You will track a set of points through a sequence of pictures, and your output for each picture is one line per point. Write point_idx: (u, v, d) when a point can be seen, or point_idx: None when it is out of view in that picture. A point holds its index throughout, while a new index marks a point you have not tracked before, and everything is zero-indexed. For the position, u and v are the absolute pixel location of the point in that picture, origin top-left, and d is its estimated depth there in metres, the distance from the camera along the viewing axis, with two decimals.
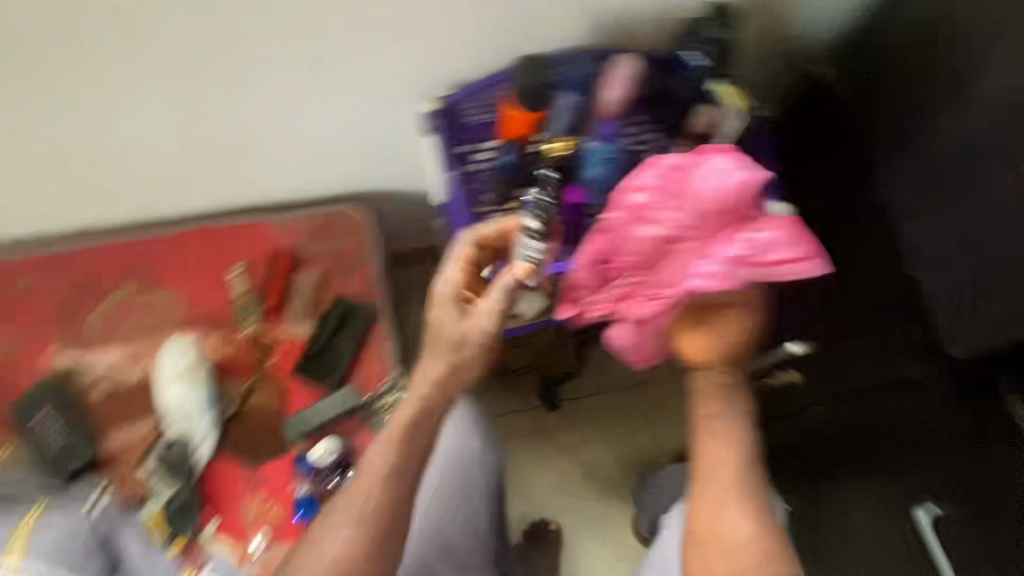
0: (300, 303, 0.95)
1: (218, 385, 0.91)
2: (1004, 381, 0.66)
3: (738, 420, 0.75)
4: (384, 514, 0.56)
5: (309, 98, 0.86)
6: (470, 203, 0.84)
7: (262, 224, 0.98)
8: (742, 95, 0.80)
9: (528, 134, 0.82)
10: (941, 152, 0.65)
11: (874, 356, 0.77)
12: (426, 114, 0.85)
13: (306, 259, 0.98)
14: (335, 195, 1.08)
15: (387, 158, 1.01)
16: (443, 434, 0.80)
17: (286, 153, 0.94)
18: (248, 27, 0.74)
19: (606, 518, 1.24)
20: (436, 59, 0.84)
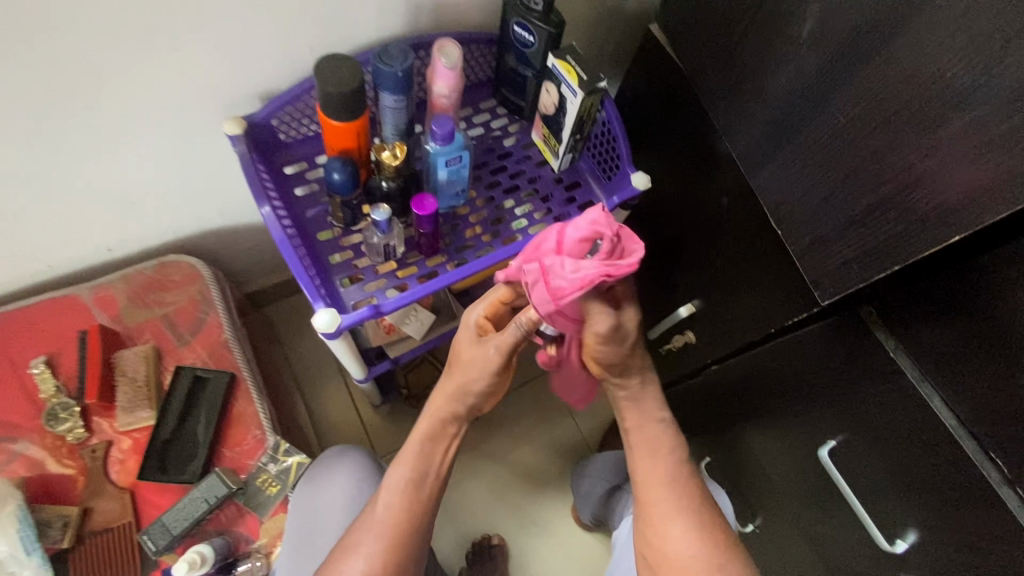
0: (133, 386, 0.80)
1: (38, 512, 0.73)
2: (871, 312, 0.64)
3: (654, 431, 0.66)
4: (408, 493, 0.62)
5: (77, 148, 0.71)
6: (313, 230, 0.77)
7: (67, 298, 0.83)
8: (578, 70, 0.71)
9: (355, 144, 0.69)
10: (776, 91, 0.59)
11: (756, 302, 0.78)
12: (229, 135, 0.69)
13: (134, 328, 0.84)
14: (162, 245, 0.93)
15: (212, 192, 0.87)
16: (334, 477, 0.75)
17: (76, 207, 0.78)
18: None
19: (546, 516, 1.20)
20: (234, 75, 0.71)
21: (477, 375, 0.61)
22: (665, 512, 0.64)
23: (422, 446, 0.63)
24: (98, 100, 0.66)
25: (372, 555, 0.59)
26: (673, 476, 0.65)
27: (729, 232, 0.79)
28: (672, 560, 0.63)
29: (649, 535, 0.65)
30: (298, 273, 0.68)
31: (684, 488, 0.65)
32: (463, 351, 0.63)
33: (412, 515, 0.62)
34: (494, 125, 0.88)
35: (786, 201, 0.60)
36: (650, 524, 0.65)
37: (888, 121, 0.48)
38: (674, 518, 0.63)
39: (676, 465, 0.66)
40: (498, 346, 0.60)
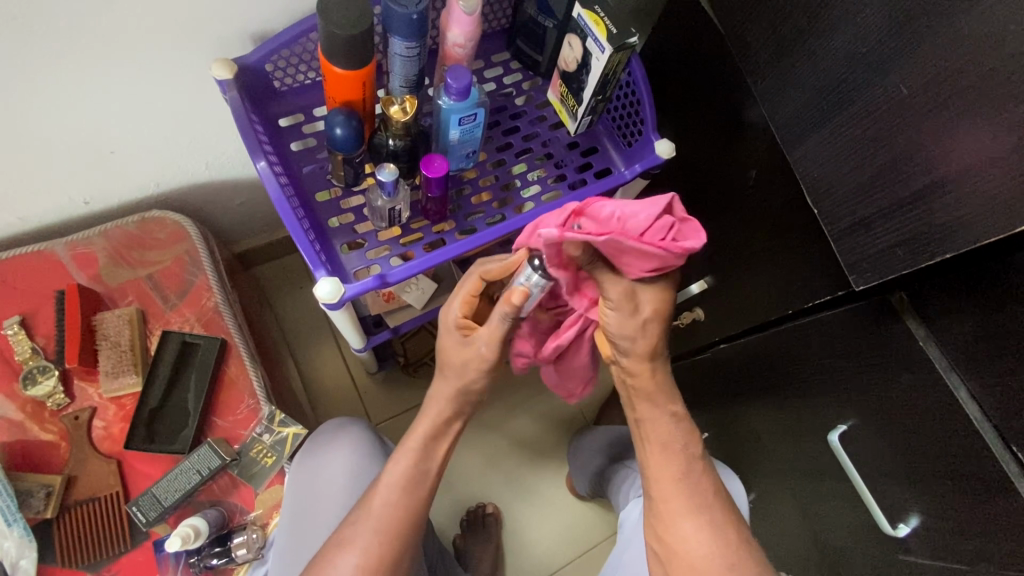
0: (116, 350, 0.75)
1: (19, 481, 0.69)
2: (904, 298, 0.61)
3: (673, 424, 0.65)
4: (406, 489, 0.61)
5: (46, 91, 0.63)
6: (311, 190, 0.71)
7: (41, 254, 0.77)
8: (607, 23, 0.65)
9: (360, 96, 0.63)
10: (829, 55, 0.54)
11: (776, 279, 0.75)
12: (218, 80, 0.62)
13: (116, 289, 0.79)
14: (146, 198, 0.86)
15: (198, 143, 0.80)
16: (336, 451, 0.72)
17: (48, 156, 0.71)
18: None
19: (542, 485, 1.20)
20: (223, 13, 0.63)
21: (473, 371, 0.61)
22: (687, 503, 0.64)
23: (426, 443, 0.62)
24: (69, 37, 0.58)
25: (369, 544, 0.59)
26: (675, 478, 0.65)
27: (753, 208, 0.75)
28: (693, 549, 0.62)
29: (662, 520, 0.64)
30: (298, 236, 0.62)
31: (701, 474, 0.64)
32: (453, 352, 0.62)
33: (407, 511, 0.61)
34: (507, 81, 0.82)
35: (826, 176, 0.56)
36: (662, 510, 0.64)
37: (957, 96, 0.44)
38: (694, 509, 0.63)
39: (699, 459, 0.65)
40: (487, 341, 0.60)
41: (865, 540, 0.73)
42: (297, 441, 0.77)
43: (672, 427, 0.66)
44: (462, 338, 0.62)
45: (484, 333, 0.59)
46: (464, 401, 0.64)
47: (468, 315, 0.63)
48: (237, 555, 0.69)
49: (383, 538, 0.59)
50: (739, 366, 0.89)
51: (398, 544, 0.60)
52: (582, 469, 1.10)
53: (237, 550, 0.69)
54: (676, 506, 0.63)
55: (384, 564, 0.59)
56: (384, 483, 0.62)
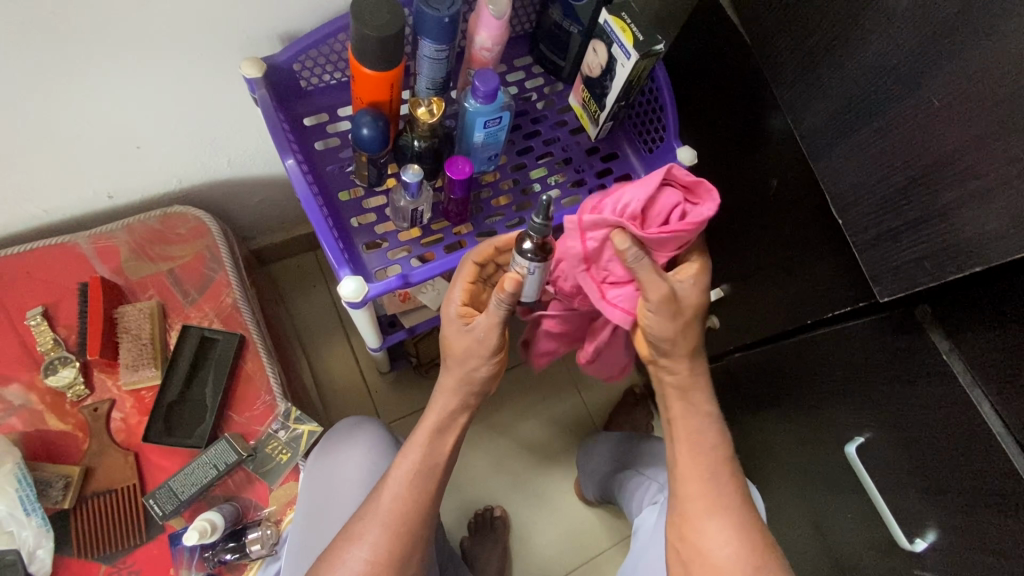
0: (137, 343, 0.75)
1: (38, 471, 0.69)
2: (927, 312, 0.60)
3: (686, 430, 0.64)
4: (416, 486, 0.61)
5: (78, 84, 0.64)
6: (334, 189, 0.72)
7: (64, 246, 0.78)
8: (634, 30, 0.65)
9: (386, 97, 0.63)
10: (859, 67, 0.54)
11: (795, 288, 0.75)
12: (248, 79, 0.63)
13: (138, 282, 0.79)
14: (168, 194, 0.87)
15: (222, 140, 0.81)
16: (349, 449, 0.72)
17: (77, 150, 0.72)
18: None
19: (551, 489, 1.20)
20: (254, 14, 0.64)
21: (473, 363, 0.61)
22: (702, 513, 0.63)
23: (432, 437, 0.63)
24: (103, 30, 0.59)
25: (378, 541, 0.59)
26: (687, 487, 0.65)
27: (774, 218, 0.75)
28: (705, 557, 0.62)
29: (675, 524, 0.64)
30: (322, 235, 0.63)
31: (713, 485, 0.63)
32: (455, 342, 0.62)
33: (415, 510, 0.61)
34: (529, 85, 0.82)
35: (853, 187, 0.56)
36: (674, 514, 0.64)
37: (989, 111, 0.44)
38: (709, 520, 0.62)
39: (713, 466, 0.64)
40: (486, 330, 0.59)
41: (880, 555, 0.73)
42: (311, 439, 0.77)
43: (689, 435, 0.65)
44: (465, 325, 0.61)
45: (487, 319, 0.59)
46: (471, 396, 0.63)
47: (468, 304, 0.63)
48: (251, 551, 0.69)
49: (388, 536, 0.59)
50: (755, 375, 0.89)
51: (404, 542, 0.60)
52: (591, 475, 1.10)
53: (252, 545, 0.69)
54: (691, 514, 0.63)
55: (392, 563, 0.59)
56: (393, 480, 0.61)
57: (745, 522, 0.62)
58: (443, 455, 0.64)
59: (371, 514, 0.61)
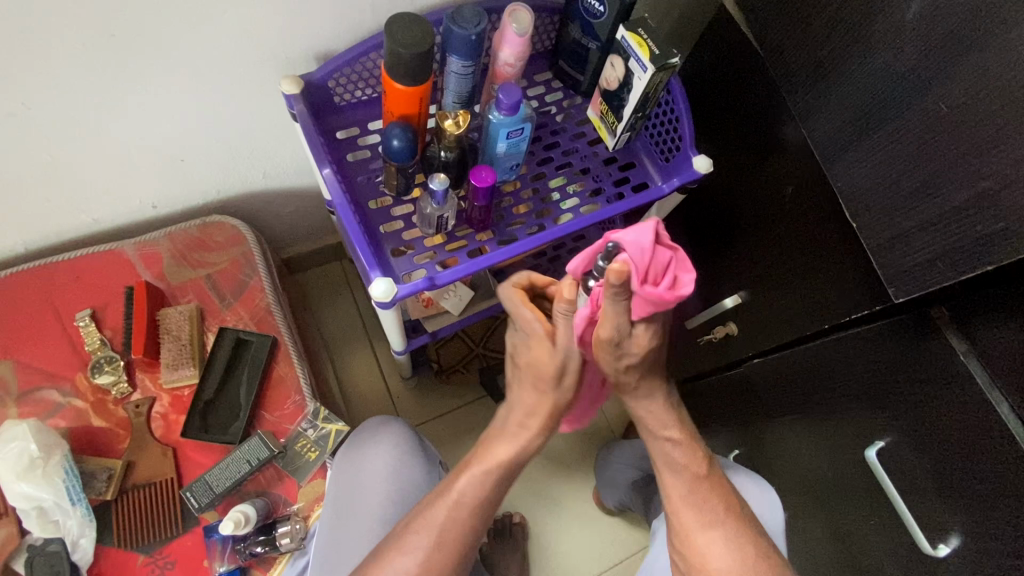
0: (177, 343, 0.79)
1: (83, 463, 0.73)
2: (944, 314, 0.61)
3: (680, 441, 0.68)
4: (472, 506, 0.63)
5: (133, 99, 0.69)
6: (364, 198, 0.75)
7: (112, 252, 0.83)
8: (650, 44, 0.68)
9: (415, 111, 0.67)
10: (868, 75, 0.56)
11: (810, 293, 0.76)
12: (287, 95, 0.67)
13: (178, 287, 0.84)
14: (207, 204, 0.92)
15: (259, 153, 0.86)
16: (378, 447, 0.75)
17: (127, 161, 0.78)
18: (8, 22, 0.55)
19: (568, 497, 1.20)
20: (294, 35, 0.69)
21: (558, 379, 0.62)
22: (699, 521, 0.65)
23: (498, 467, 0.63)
24: (158, 49, 0.64)
25: (432, 555, 0.60)
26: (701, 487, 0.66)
27: (789, 223, 0.77)
28: (710, 556, 0.64)
29: (685, 525, 0.66)
30: (353, 239, 0.66)
31: (704, 500, 0.66)
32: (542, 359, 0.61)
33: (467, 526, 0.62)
34: (548, 99, 0.86)
35: (865, 191, 0.57)
36: (684, 515, 0.66)
37: (995, 113, 0.46)
38: (703, 530, 0.65)
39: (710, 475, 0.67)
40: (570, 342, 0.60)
41: (904, 561, 0.72)
42: (338, 438, 0.80)
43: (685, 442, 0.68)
44: (553, 345, 0.61)
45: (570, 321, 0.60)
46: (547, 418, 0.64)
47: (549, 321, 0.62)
48: (281, 544, 0.72)
49: (438, 550, 0.61)
50: (771, 382, 0.89)
51: (452, 557, 0.61)
52: (609, 481, 1.11)
53: (281, 539, 0.72)
54: (697, 515, 0.65)
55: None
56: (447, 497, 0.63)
57: (743, 527, 0.65)
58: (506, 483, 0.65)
59: (422, 525, 0.62)
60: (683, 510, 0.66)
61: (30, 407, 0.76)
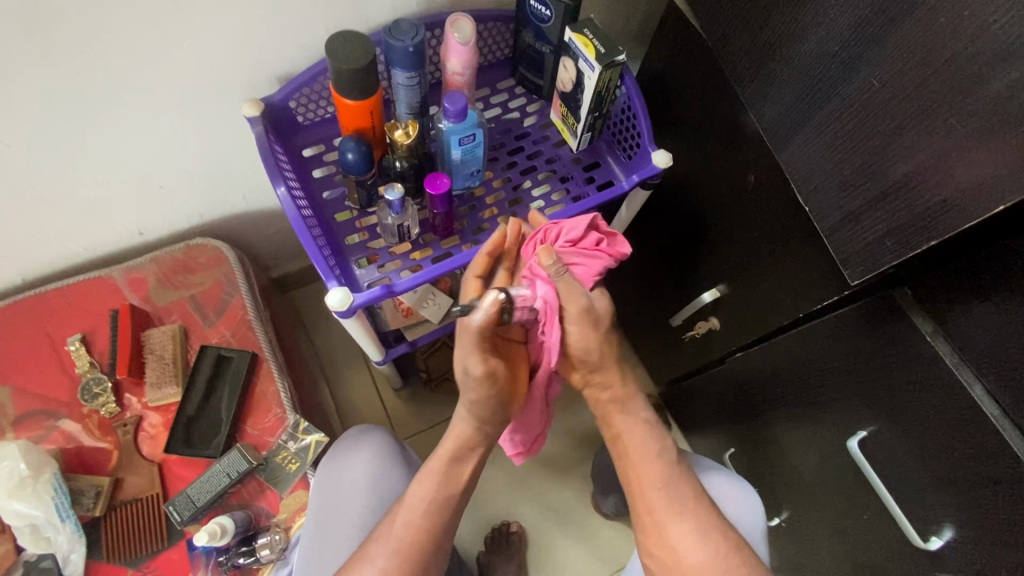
0: (161, 362, 0.83)
1: (73, 481, 0.76)
2: (907, 293, 0.60)
3: (644, 438, 0.68)
4: (430, 510, 0.64)
5: (106, 132, 0.73)
6: (331, 213, 0.77)
7: (99, 279, 0.86)
8: (595, 43, 0.69)
9: (368, 124, 0.68)
10: (805, 57, 0.55)
11: (780, 282, 0.74)
12: (247, 117, 0.70)
13: (163, 308, 0.87)
14: (192, 228, 0.95)
15: (234, 176, 0.89)
16: (357, 457, 0.75)
17: (108, 191, 0.81)
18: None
19: (566, 503, 1.19)
20: (253, 60, 0.72)
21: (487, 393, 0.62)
22: (664, 514, 0.65)
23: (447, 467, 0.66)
24: (123, 83, 0.68)
25: (389, 564, 0.61)
26: (671, 481, 0.66)
27: (754, 213, 0.75)
28: (678, 555, 0.64)
29: (656, 525, 0.66)
30: (313, 252, 0.68)
31: (667, 494, 0.66)
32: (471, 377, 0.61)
33: (427, 533, 0.63)
34: (512, 105, 0.87)
35: (812, 173, 0.56)
36: (654, 514, 0.66)
37: (924, 84, 0.45)
38: (668, 526, 0.65)
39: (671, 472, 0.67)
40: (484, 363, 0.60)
41: (899, 555, 0.69)
42: (317, 450, 0.81)
43: (647, 437, 0.68)
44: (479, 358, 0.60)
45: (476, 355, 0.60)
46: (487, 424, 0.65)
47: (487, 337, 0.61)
48: (261, 555, 0.74)
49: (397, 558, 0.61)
50: (755, 376, 0.87)
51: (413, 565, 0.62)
52: (604, 484, 1.09)
53: (262, 550, 0.74)
54: (664, 508, 0.65)
55: None
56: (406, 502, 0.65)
57: (705, 518, 0.65)
58: (459, 482, 0.66)
59: (382, 534, 0.63)
60: (652, 509, 0.66)
61: (25, 430, 0.79)
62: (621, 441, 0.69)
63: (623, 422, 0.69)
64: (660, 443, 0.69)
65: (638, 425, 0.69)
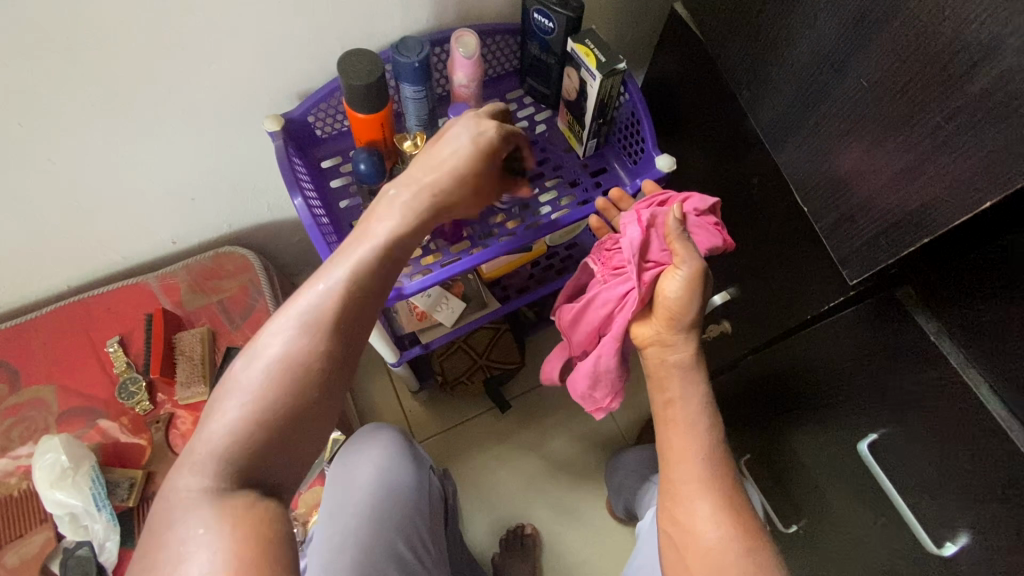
0: (191, 364, 0.88)
1: (109, 473, 0.82)
2: (910, 293, 0.60)
3: (696, 408, 0.62)
4: (311, 351, 0.50)
5: (142, 148, 0.79)
6: (347, 220, 0.81)
7: (133, 285, 0.92)
8: (596, 53, 0.71)
9: (380, 136, 0.72)
10: (798, 59, 0.56)
11: (786, 284, 0.74)
12: (269, 132, 0.74)
13: (192, 313, 0.93)
14: (221, 238, 1.01)
15: (259, 189, 0.95)
16: (366, 453, 0.79)
17: (145, 203, 0.87)
18: (23, 90, 0.65)
19: (582, 507, 1.20)
20: (275, 80, 0.77)
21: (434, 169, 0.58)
22: (687, 490, 0.60)
23: (337, 303, 0.52)
24: (157, 102, 0.74)
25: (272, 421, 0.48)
26: (711, 458, 0.60)
27: (760, 215, 0.76)
28: (693, 534, 0.58)
29: (676, 500, 0.61)
30: (327, 259, 0.72)
31: (706, 469, 0.60)
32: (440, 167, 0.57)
33: (307, 380, 0.49)
34: (521, 114, 0.89)
35: (809, 174, 0.57)
36: (676, 490, 0.61)
37: (910, 83, 0.45)
38: (697, 498, 0.59)
39: (714, 447, 0.61)
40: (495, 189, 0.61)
41: (916, 563, 0.67)
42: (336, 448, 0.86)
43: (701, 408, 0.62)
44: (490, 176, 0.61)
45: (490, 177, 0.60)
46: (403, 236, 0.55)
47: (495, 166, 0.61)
48: None
49: (283, 368, 0.49)
50: (766, 379, 0.87)
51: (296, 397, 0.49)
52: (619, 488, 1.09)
53: None
54: (695, 484, 0.60)
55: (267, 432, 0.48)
56: (282, 340, 0.50)
57: (732, 500, 0.60)
58: (343, 313, 0.52)
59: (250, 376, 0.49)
60: (686, 480, 0.60)
61: (67, 427, 0.85)
62: (670, 407, 0.63)
63: (679, 388, 0.63)
64: (713, 419, 0.62)
65: (695, 397, 0.63)
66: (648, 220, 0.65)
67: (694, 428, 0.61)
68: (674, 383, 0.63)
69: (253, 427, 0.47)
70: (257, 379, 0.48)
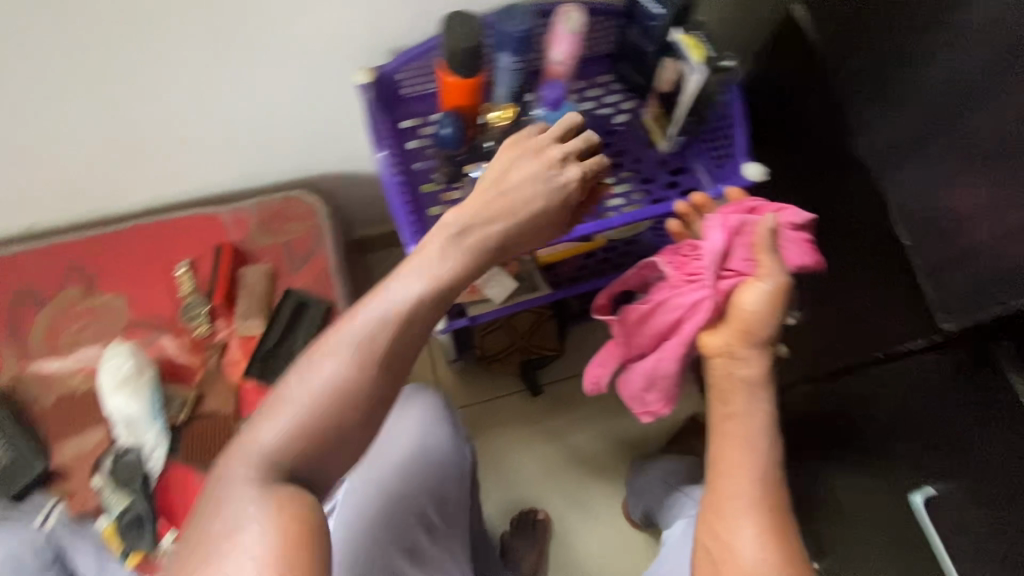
0: (251, 299, 0.91)
1: (165, 388, 0.88)
2: (1010, 348, 0.57)
3: (757, 428, 0.60)
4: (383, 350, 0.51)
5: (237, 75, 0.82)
6: (418, 182, 0.80)
7: (208, 215, 0.96)
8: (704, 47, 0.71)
9: (467, 102, 0.73)
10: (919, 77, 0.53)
11: (860, 316, 0.71)
12: (358, 84, 0.76)
13: (257, 251, 0.96)
14: (292, 183, 1.04)
15: (336, 139, 0.97)
16: (407, 414, 0.80)
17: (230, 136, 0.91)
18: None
19: (596, 503, 1.19)
20: (371, 30, 0.79)
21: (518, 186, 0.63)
22: (733, 506, 0.58)
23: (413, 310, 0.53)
24: (258, 29, 0.76)
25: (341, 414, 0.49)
26: (764, 482, 0.59)
27: (845, 239, 0.72)
28: (732, 553, 0.57)
29: (716, 515, 0.59)
30: (399, 215, 0.76)
31: (756, 491, 0.58)
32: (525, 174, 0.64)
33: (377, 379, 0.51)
34: (607, 100, 0.87)
35: (916, 203, 0.54)
36: (718, 505, 0.59)
37: None
38: (742, 518, 0.57)
39: (768, 470, 0.59)
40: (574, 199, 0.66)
41: None
42: None
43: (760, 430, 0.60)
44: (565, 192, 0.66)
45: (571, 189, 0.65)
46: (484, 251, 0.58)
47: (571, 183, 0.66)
48: None
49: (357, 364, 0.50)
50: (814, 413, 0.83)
51: (353, 399, 0.50)
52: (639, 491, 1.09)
53: None
54: (743, 503, 0.58)
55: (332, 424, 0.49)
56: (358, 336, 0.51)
57: (777, 525, 0.58)
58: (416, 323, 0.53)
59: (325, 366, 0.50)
60: (735, 496, 0.58)
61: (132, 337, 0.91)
62: (725, 423, 0.61)
63: (740, 404, 0.61)
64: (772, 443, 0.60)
65: (756, 416, 0.61)
66: (734, 227, 0.64)
67: (749, 450, 0.60)
68: (736, 398, 0.61)
69: (314, 418, 0.49)
70: (330, 371, 0.50)
